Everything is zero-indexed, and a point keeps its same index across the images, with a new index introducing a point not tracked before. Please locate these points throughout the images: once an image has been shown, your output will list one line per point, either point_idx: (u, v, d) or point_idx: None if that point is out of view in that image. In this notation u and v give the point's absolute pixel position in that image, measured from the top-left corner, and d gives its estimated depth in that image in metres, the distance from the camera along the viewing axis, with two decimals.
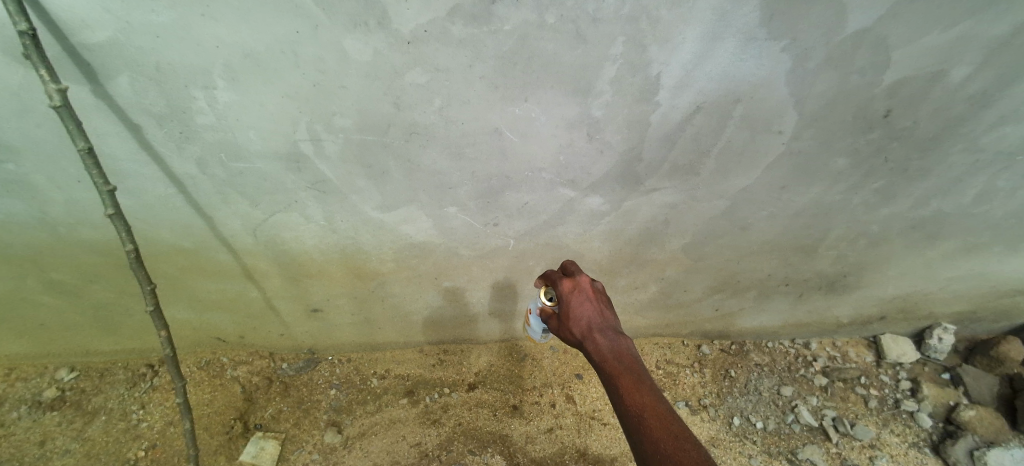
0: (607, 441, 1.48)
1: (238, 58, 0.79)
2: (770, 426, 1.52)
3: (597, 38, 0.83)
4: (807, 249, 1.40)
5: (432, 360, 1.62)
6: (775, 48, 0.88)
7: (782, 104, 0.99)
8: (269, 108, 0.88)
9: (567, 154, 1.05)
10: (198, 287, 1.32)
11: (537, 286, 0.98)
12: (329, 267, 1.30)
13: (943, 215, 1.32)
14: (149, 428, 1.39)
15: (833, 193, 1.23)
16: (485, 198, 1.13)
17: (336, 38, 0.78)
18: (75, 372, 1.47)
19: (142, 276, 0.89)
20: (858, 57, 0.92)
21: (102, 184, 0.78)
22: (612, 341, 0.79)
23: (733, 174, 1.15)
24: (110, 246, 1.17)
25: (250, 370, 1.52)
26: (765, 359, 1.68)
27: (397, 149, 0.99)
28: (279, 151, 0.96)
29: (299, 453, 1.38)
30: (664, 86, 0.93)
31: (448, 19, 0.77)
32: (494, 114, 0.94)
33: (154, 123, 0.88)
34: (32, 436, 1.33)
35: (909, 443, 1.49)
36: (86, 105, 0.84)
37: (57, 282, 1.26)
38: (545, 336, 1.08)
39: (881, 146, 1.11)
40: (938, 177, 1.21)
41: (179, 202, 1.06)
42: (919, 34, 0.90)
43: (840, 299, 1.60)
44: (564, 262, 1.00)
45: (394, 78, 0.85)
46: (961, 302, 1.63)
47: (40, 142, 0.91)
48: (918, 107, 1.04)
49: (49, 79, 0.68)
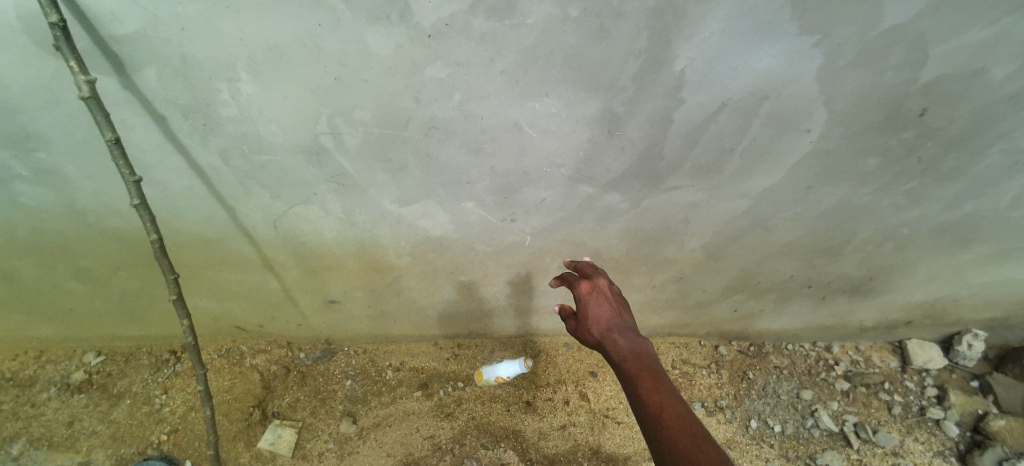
0: (620, 440, 1.47)
1: (262, 51, 0.79)
2: (789, 430, 1.49)
3: (620, 33, 0.81)
4: (832, 250, 1.36)
5: (446, 354, 1.63)
6: (805, 43, 0.85)
7: (810, 101, 0.96)
8: (292, 101, 0.88)
9: (587, 151, 1.03)
10: (219, 277, 1.35)
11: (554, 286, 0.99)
12: (347, 260, 1.31)
13: (978, 218, 1.26)
14: (172, 413, 1.42)
15: (863, 194, 1.18)
16: (503, 194, 1.13)
17: (357, 30, 0.77)
18: (102, 356, 1.52)
19: (166, 266, 0.91)
20: (893, 53, 0.88)
21: (128, 175, 0.80)
22: (631, 342, 0.80)
23: (758, 172, 1.11)
24: (136, 236, 1.20)
25: (268, 358, 1.55)
26: (785, 362, 1.65)
27: (416, 143, 0.99)
28: (300, 143, 0.96)
29: (315, 442, 1.40)
30: (690, 82, 0.90)
31: (469, 12, 0.76)
32: (514, 109, 0.93)
33: (179, 115, 0.89)
34: (62, 417, 1.38)
35: (934, 451, 1.44)
36: (113, 96, 0.85)
37: (85, 270, 1.30)
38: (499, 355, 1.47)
39: (913, 145, 1.07)
40: (973, 178, 1.15)
41: (202, 194, 1.08)
42: (961, 29, 0.85)
43: (864, 303, 1.56)
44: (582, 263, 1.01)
45: (414, 72, 0.85)
46: (994, 309, 1.56)
47: (68, 134, 0.93)
48: (956, 105, 0.99)
49: (78, 71, 0.70)
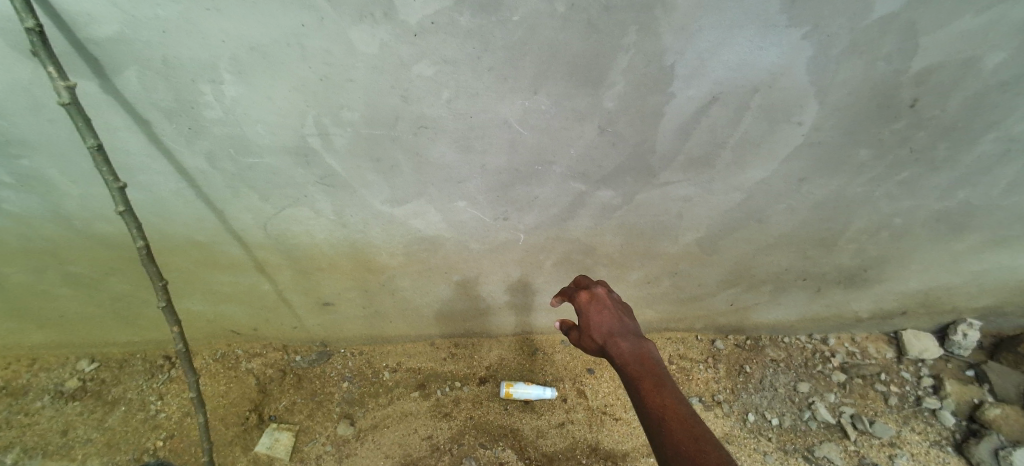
0: (618, 436, 1.47)
1: (246, 51, 0.78)
2: (786, 423, 1.49)
3: (608, 27, 0.81)
4: (827, 241, 1.36)
5: (443, 354, 1.62)
6: (796, 34, 0.84)
7: (801, 92, 0.95)
8: (277, 101, 0.87)
9: (579, 147, 1.03)
10: (212, 280, 1.34)
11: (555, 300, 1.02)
12: (340, 261, 1.30)
13: (971, 207, 1.26)
14: (167, 418, 1.41)
15: (856, 185, 1.18)
16: (496, 192, 1.12)
17: (342, 29, 0.76)
18: (95, 363, 1.51)
19: (154, 272, 0.90)
20: (883, 42, 0.87)
21: (112, 181, 0.80)
22: (633, 345, 0.82)
23: (751, 165, 1.11)
24: (126, 241, 1.19)
25: (264, 362, 1.54)
26: (781, 354, 1.65)
27: (406, 142, 0.98)
28: (287, 145, 0.95)
29: (313, 445, 1.39)
30: (680, 75, 0.90)
31: (455, 9, 0.75)
32: (504, 106, 0.92)
33: (163, 117, 0.88)
34: (56, 425, 1.37)
35: (931, 441, 1.45)
36: (96, 99, 0.84)
37: (76, 276, 1.29)
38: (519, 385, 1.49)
39: (905, 135, 1.07)
40: (966, 167, 1.15)
41: (191, 197, 1.06)
42: (952, 18, 0.84)
43: (860, 294, 1.56)
44: (580, 277, 1.05)
45: (402, 70, 0.84)
46: (989, 297, 1.57)
47: (52, 139, 0.92)
48: (947, 95, 0.99)
49: (57, 76, 0.69)
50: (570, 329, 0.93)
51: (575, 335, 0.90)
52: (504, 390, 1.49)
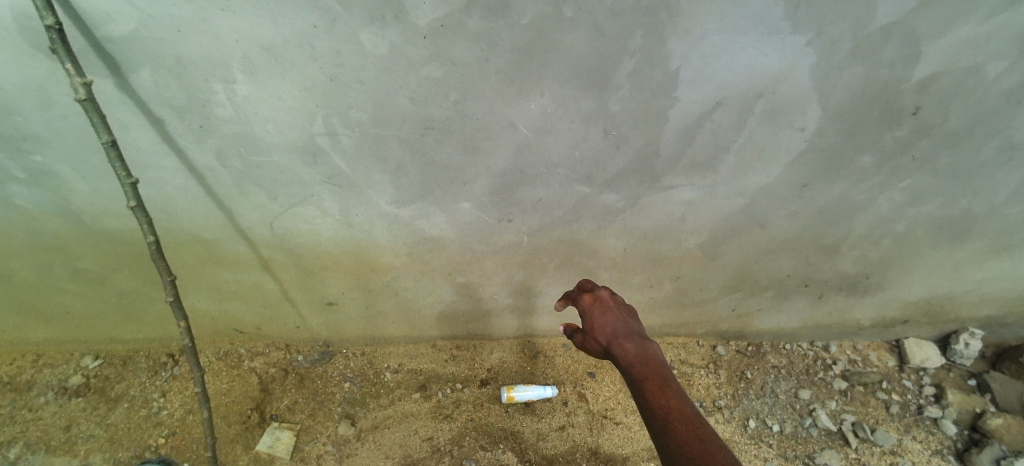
0: (618, 440, 1.47)
1: (257, 52, 0.80)
2: (787, 430, 1.49)
3: (615, 30, 0.82)
4: (829, 247, 1.36)
5: (444, 355, 1.62)
6: (798, 40, 0.85)
7: (804, 97, 0.96)
8: (287, 100, 0.88)
9: (583, 149, 1.04)
10: (216, 277, 1.35)
11: (558, 303, 1.03)
12: (344, 261, 1.31)
13: (973, 214, 1.27)
14: (170, 416, 1.42)
15: (858, 191, 1.19)
16: (500, 193, 1.13)
17: (353, 30, 0.78)
18: (99, 359, 1.51)
19: (163, 267, 0.91)
20: (886, 48, 0.88)
21: (125, 177, 0.81)
22: (637, 346, 0.82)
23: (754, 170, 1.12)
24: (133, 238, 1.20)
25: (266, 361, 1.55)
26: (783, 361, 1.65)
27: (413, 143, 0.99)
28: (295, 143, 0.97)
29: (313, 444, 1.40)
30: (683, 80, 0.91)
31: (464, 12, 0.77)
32: (510, 108, 0.94)
33: (174, 115, 0.90)
34: (59, 421, 1.38)
35: (932, 450, 1.44)
36: (109, 96, 0.86)
37: (84, 271, 1.31)
38: (519, 388, 1.50)
39: (908, 142, 1.07)
40: (968, 174, 1.16)
41: (199, 194, 1.08)
42: (952, 25, 0.86)
43: (862, 300, 1.56)
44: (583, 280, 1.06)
45: (410, 71, 0.85)
46: (991, 306, 1.57)
47: (65, 134, 0.93)
48: (949, 102, 1.00)
49: (75, 73, 0.71)
50: (573, 331, 0.93)
51: (579, 337, 0.91)
52: (504, 394, 1.49)
